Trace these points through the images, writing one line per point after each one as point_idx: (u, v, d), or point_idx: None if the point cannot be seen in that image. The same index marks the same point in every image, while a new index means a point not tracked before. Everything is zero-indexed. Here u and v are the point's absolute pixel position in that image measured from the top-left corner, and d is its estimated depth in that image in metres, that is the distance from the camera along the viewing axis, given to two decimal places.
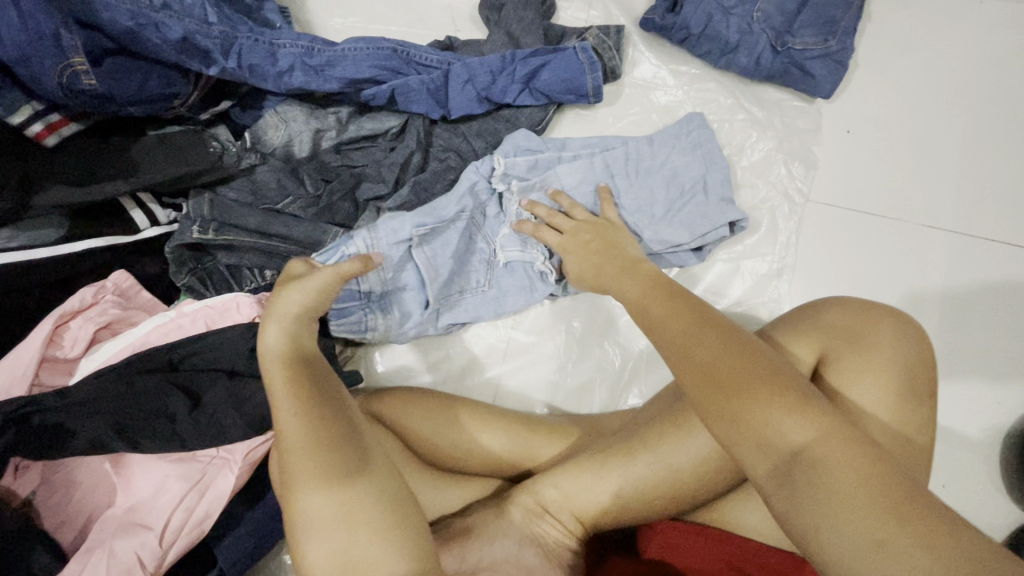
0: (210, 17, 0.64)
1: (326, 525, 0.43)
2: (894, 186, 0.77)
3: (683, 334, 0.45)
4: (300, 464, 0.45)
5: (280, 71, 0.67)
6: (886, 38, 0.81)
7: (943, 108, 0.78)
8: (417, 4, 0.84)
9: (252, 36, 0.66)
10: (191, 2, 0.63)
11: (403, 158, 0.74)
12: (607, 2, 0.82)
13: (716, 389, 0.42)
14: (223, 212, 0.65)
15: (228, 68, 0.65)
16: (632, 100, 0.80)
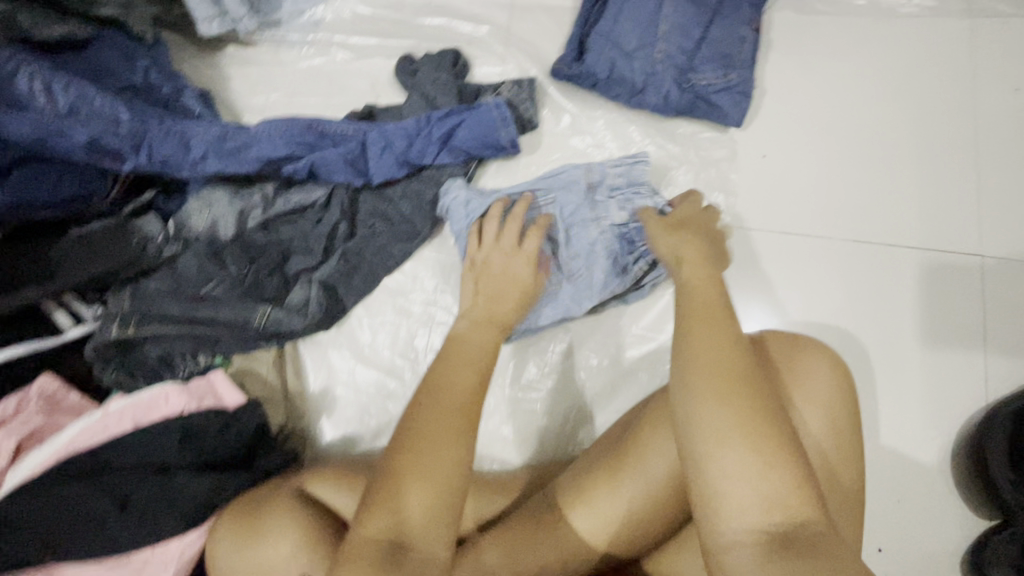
0: (120, 115, 0.65)
1: (423, 489, 0.50)
2: (816, 205, 0.79)
3: (715, 358, 0.46)
4: (436, 432, 0.53)
5: (194, 159, 0.69)
6: (791, 61, 0.83)
7: (853, 124, 0.81)
8: (335, 74, 0.86)
9: (162, 128, 0.67)
10: (100, 103, 0.65)
11: (330, 228, 0.75)
12: (518, 56, 0.84)
13: (733, 431, 0.43)
14: (142, 304, 0.67)
15: (142, 162, 0.67)
16: (552, 147, 0.81)
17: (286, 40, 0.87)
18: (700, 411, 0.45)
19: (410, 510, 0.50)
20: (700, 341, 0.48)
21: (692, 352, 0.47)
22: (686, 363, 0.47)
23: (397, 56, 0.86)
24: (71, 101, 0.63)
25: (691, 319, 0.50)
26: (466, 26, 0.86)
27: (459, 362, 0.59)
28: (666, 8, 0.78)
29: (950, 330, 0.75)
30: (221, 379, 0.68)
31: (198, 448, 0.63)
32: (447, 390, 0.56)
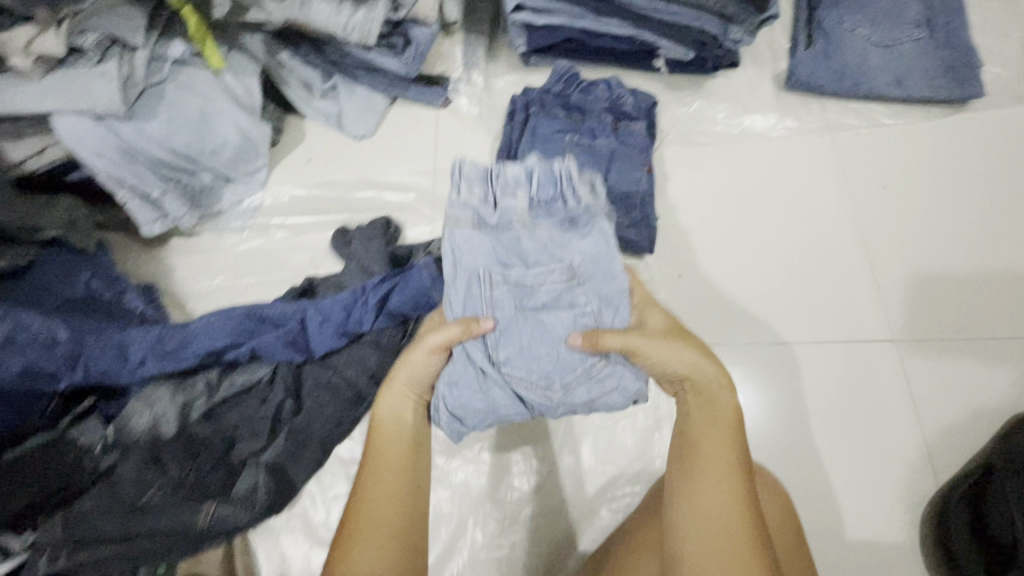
0: (59, 336, 0.67)
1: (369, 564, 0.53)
2: (754, 330, 0.83)
3: (717, 502, 0.53)
4: (368, 534, 0.55)
5: (132, 366, 0.71)
6: (689, 188, 0.92)
7: (750, 237, 0.89)
8: (276, 252, 0.92)
9: (100, 343, 0.70)
10: (38, 327, 0.66)
11: (275, 408, 0.76)
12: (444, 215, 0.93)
13: (714, 541, 0.51)
14: (77, 530, 0.63)
15: (78, 378, 0.69)
16: None
17: (228, 227, 0.94)
18: (699, 564, 0.51)
19: None
20: (704, 444, 0.57)
21: (692, 495, 0.54)
22: (693, 508, 0.53)
23: (333, 228, 0.93)
24: (5, 334, 0.64)
25: (702, 455, 0.56)
26: (394, 194, 0.95)
27: (393, 446, 0.60)
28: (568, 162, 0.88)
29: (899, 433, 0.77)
30: None
31: None
32: (374, 483, 0.57)
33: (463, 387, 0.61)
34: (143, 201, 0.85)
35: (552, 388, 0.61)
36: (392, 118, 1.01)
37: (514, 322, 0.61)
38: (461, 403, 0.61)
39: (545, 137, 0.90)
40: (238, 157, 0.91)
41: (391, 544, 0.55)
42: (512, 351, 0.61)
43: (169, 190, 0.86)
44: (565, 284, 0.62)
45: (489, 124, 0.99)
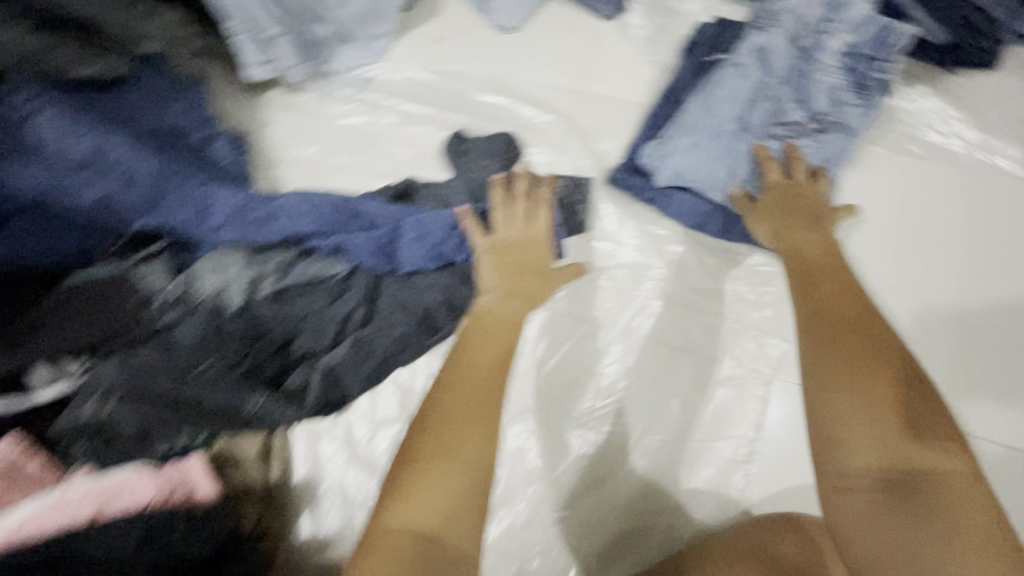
0: (139, 173, 0.62)
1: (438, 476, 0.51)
2: (879, 338, 0.71)
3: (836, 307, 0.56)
4: (460, 434, 0.53)
5: (211, 228, 0.66)
6: (875, 205, 0.75)
7: (937, 286, 0.72)
8: (381, 138, 0.81)
9: (185, 192, 0.65)
10: (121, 158, 0.61)
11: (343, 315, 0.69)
12: (575, 149, 0.78)
13: (852, 385, 0.50)
14: (129, 377, 0.61)
15: (152, 224, 0.64)
16: (598, 254, 0.74)
17: (335, 93, 0.82)
18: (840, 408, 0.49)
19: (419, 502, 0.49)
20: (835, 306, 0.56)
21: (806, 297, 0.58)
22: (815, 310, 0.57)
23: (448, 128, 0.80)
24: (89, 151, 0.60)
25: (820, 273, 0.60)
26: (527, 108, 0.80)
27: (485, 340, 0.61)
28: (742, 146, 0.67)
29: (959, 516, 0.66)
30: (199, 468, 0.61)
31: (158, 553, 0.56)
32: (474, 357, 0.59)
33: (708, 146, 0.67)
34: (252, 40, 0.73)
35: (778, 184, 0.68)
36: (548, 16, 0.84)
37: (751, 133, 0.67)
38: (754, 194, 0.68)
39: (741, 77, 0.67)
40: (365, 15, 0.80)
41: (438, 476, 0.51)
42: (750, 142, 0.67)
43: (283, 32, 0.75)
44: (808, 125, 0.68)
45: (658, 54, 0.81)
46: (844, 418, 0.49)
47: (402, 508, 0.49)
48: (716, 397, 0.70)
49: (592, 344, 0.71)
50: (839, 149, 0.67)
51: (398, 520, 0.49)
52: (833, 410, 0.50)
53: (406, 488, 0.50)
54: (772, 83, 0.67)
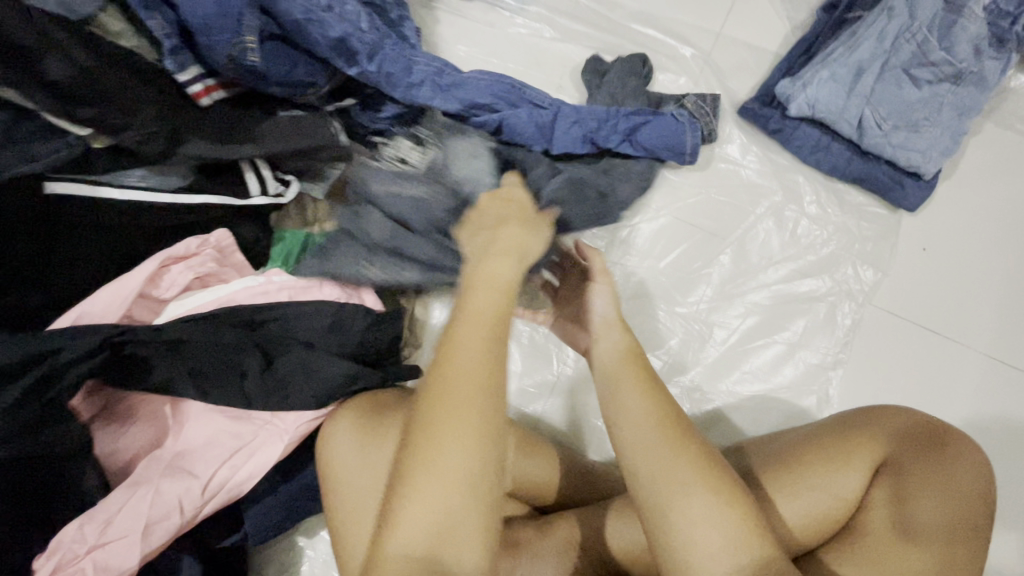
0: (363, 23, 0.71)
1: (437, 489, 0.43)
2: (930, 275, 0.79)
3: (642, 408, 0.52)
4: (452, 438, 0.44)
5: (411, 83, 0.74)
6: (974, 168, 0.83)
7: (993, 237, 0.80)
8: (536, 48, 0.91)
9: (390, 48, 0.73)
10: (351, 8, 0.70)
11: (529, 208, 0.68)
12: (710, 82, 0.87)
13: (661, 479, 0.49)
14: (359, 223, 0.72)
15: (368, 70, 0.72)
16: (720, 174, 0.83)
17: (501, 3, 0.92)
18: (687, 518, 0.47)
19: (416, 519, 0.43)
20: (622, 415, 0.53)
21: (618, 406, 0.54)
22: (621, 418, 0.53)
23: (598, 48, 0.90)
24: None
25: (621, 374, 0.56)
26: (670, 42, 0.89)
27: (473, 325, 0.48)
28: (870, 89, 0.76)
29: (998, 434, 0.74)
30: (368, 286, 0.73)
31: (339, 340, 0.67)
32: (452, 350, 0.46)
33: (834, 88, 0.77)
34: None
35: (902, 127, 0.75)
36: None
37: (884, 79, 0.76)
38: (877, 132, 0.76)
39: (884, 29, 0.76)
40: None
41: (453, 491, 0.43)
42: (879, 89, 0.76)
43: None
44: (944, 76, 0.75)
45: (797, 10, 0.90)
46: (694, 540, 0.46)
47: (394, 531, 0.43)
48: (811, 311, 0.78)
49: (704, 250, 0.80)
50: (963, 103, 0.75)
51: (399, 541, 0.43)
52: (668, 510, 0.48)
53: (410, 495, 0.43)
54: (916, 34, 0.75)
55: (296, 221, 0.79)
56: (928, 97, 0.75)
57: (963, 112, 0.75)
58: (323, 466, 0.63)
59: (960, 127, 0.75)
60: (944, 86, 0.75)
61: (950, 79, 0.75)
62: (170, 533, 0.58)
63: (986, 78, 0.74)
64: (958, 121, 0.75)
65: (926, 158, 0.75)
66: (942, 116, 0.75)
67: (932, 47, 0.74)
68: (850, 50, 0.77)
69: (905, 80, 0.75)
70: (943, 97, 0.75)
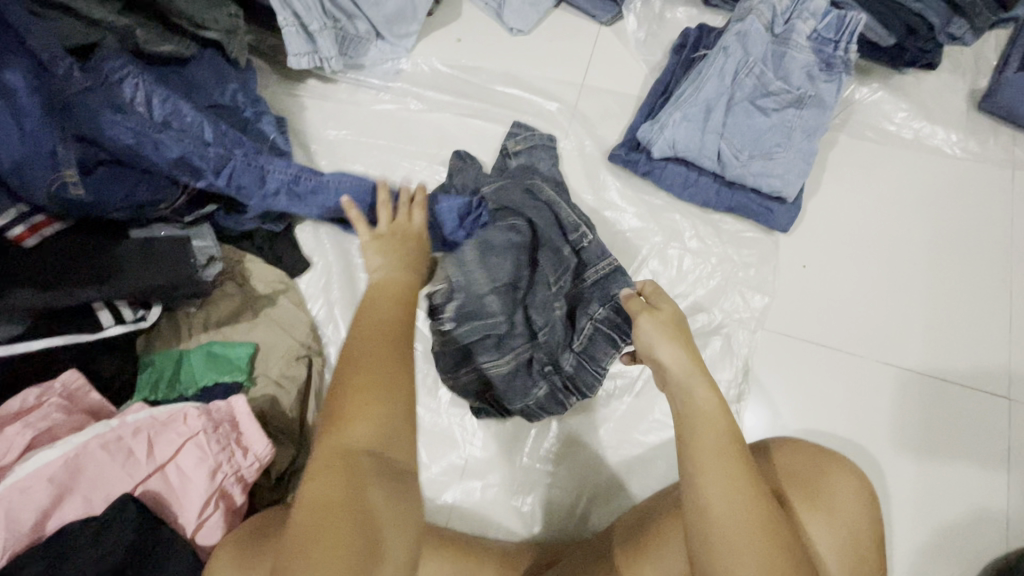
0: (207, 135, 0.69)
1: (380, 399, 0.48)
2: (847, 298, 0.81)
3: (734, 506, 0.47)
4: (381, 374, 0.49)
5: (266, 192, 0.73)
6: (840, 180, 0.86)
7: (901, 251, 0.83)
8: (406, 121, 0.90)
9: (239, 155, 0.71)
10: (191, 122, 0.68)
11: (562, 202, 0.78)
12: (580, 133, 0.88)
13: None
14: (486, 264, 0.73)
15: (217, 184, 0.70)
16: (603, 221, 0.83)
17: (366, 82, 0.92)
18: None
19: (362, 426, 0.47)
20: (713, 505, 0.47)
21: (702, 491, 0.48)
22: (707, 505, 0.47)
23: (467, 113, 0.90)
24: (169, 110, 0.67)
25: (709, 460, 0.48)
26: (536, 100, 0.91)
27: (378, 300, 0.57)
28: (723, 123, 0.79)
29: (903, 438, 0.75)
30: (243, 408, 0.65)
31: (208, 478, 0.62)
32: (367, 317, 0.55)
33: (690, 126, 0.79)
34: (299, 32, 0.82)
35: (760, 155, 0.78)
36: (553, 22, 0.95)
37: (733, 113, 0.79)
38: (736, 161, 0.78)
39: (724, 65, 0.79)
40: (393, 17, 0.89)
41: (380, 397, 0.48)
42: (731, 122, 0.79)
43: (325, 27, 0.83)
44: (786, 103, 0.78)
45: (652, 52, 0.93)
46: None
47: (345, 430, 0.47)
48: (708, 345, 0.78)
49: None
50: (810, 125, 0.78)
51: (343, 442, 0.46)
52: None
53: (345, 418, 0.47)
54: (752, 68, 0.78)
55: (167, 339, 0.74)
56: (776, 125, 0.78)
57: (810, 132, 0.78)
58: None
59: (811, 145, 0.78)
60: (787, 112, 0.78)
61: (791, 105, 0.78)
62: None
63: (823, 99, 0.78)
64: (809, 140, 0.78)
65: (789, 178, 0.77)
66: (793, 138, 0.78)
67: (769, 79, 0.79)
68: (700, 86, 0.79)
69: (752, 112, 0.79)
70: (790, 120, 0.78)
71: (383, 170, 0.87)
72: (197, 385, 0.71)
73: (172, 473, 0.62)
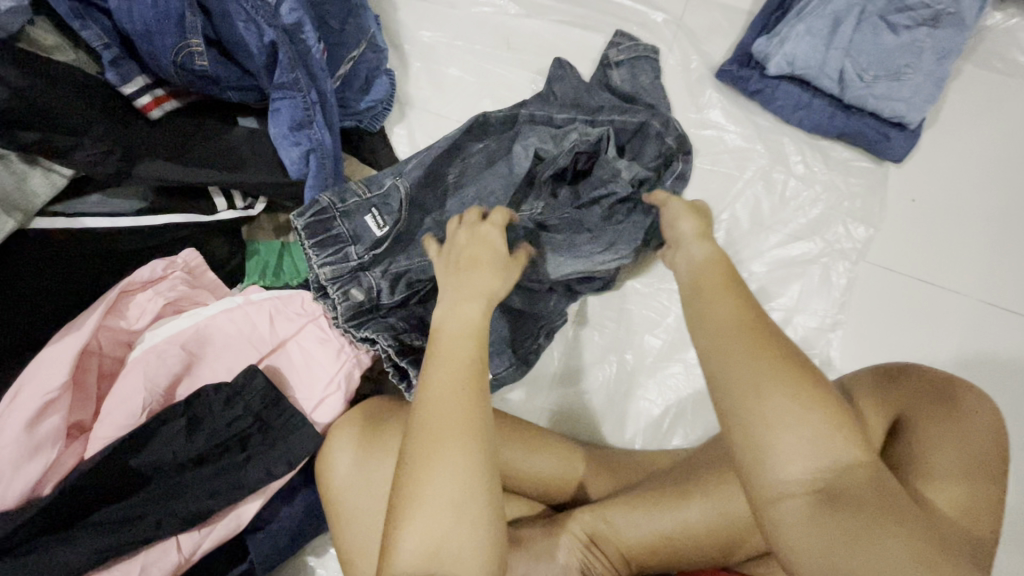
0: (313, 54, 0.66)
1: (452, 455, 0.44)
2: (956, 235, 0.78)
3: (731, 318, 0.42)
4: (445, 392, 0.46)
5: (291, 134, 0.66)
6: (958, 113, 0.81)
7: (1019, 191, 0.79)
8: (503, 25, 0.86)
9: (303, 94, 0.65)
10: (307, 36, 0.65)
11: (524, 152, 0.72)
12: (686, 47, 0.84)
13: (784, 386, 0.38)
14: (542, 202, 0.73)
15: (278, 102, 0.65)
16: (703, 140, 0.80)
17: None
18: (789, 454, 0.37)
19: (440, 475, 0.44)
20: (713, 311, 0.43)
21: (701, 310, 0.43)
22: (707, 325, 0.42)
23: (567, 21, 0.86)
24: (293, 23, 0.64)
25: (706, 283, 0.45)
26: (640, 8, 0.85)
27: (444, 362, 0.48)
28: (846, 42, 0.74)
29: (996, 374, 0.73)
30: None
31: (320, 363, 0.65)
32: (430, 403, 0.46)
33: (813, 41, 0.75)
34: None
35: (884, 76, 0.73)
36: None
37: (860, 30, 0.74)
38: (859, 82, 0.74)
39: None
40: None
41: (464, 447, 0.45)
42: (856, 38, 0.74)
43: None
44: (919, 21, 0.73)
45: None
46: (772, 445, 0.37)
47: (428, 469, 0.44)
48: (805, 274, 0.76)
49: None
50: (942, 47, 0.73)
51: (416, 505, 0.44)
52: (760, 421, 0.38)
53: (418, 463, 0.45)
54: None
55: (270, 232, 0.74)
56: (905, 46, 0.73)
57: (941, 53, 0.73)
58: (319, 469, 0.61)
59: (942, 68, 0.73)
60: (920, 30, 0.73)
61: (924, 22, 0.73)
62: (168, 572, 0.55)
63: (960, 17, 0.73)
64: (939, 62, 0.73)
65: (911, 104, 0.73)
66: (922, 59, 0.73)
67: None
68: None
69: (880, 29, 0.74)
70: (922, 39, 0.73)
71: (478, 76, 0.84)
72: (303, 277, 0.73)
73: (292, 350, 0.65)
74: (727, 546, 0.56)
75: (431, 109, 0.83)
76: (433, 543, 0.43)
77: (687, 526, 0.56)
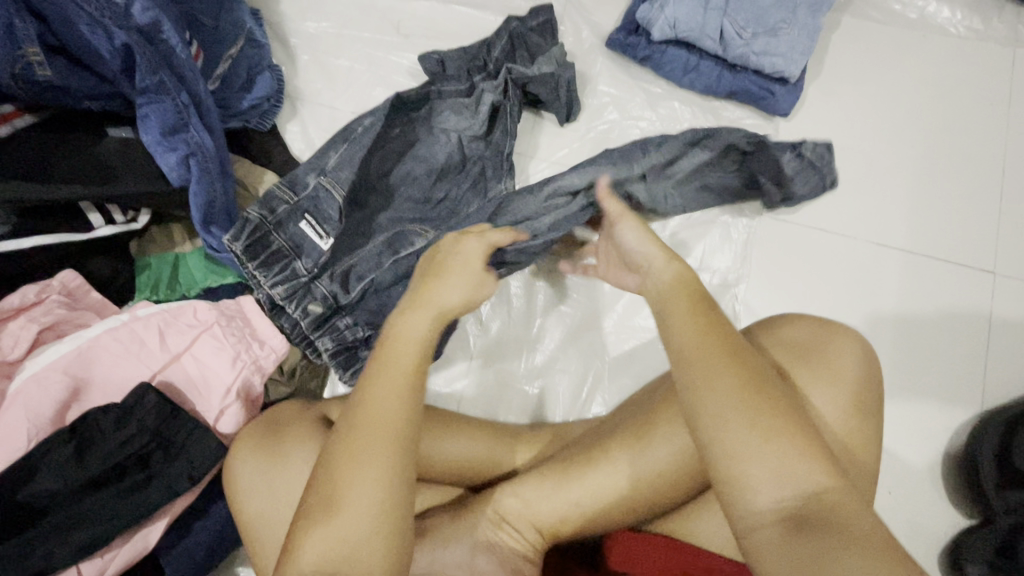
0: (178, 56, 0.62)
1: (373, 456, 0.43)
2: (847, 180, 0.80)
3: (697, 337, 0.43)
4: (377, 390, 0.45)
5: (162, 139, 0.63)
6: (840, 62, 0.84)
7: (902, 133, 0.81)
8: (390, 11, 0.84)
9: (172, 98, 0.62)
10: (168, 37, 0.61)
11: (442, 133, 0.74)
12: (575, 18, 0.84)
13: (742, 386, 0.40)
14: (467, 183, 0.74)
15: (143, 107, 0.62)
16: (598, 110, 0.81)
17: None
18: (738, 461, 0.39)
19: (363, 478, 0.43)
20: (682, 340, 0.43)
21: (672, 333, 0.44)
22: (678, 348, 0.43)
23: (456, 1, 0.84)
24: (148, 23, 0.59)
25: (673, 303, 0.46)
26: None
27: (383, 367, 0.47)
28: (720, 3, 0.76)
29: (888, 311, 0.75)
30: (253, 305, 0.67)
31: (218, 377, 0.63)
32: (367, 394, 0.45)
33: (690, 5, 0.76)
34: None
35: (761, 34, 0.75)
36: None
37: None
38: (736, 41, 0.76)
39: None
40: None
41: (389, 444, 0.44)
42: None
43: None
44: None
45: None
46: (733, 459, 0.39)
47: (352, 463, 0.43)
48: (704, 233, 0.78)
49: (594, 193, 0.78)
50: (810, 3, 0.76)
51: (337, 509, 0.42)
52: (725, 451, 0.39)
53: (343, 468, 0.43)
54: None
55: (162, 243, 0.71)
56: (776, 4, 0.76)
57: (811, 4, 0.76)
58: (228, 485, 0.58)
59: (814, 22, 0.76)
60: None
61: None
62: None
63: None
64: (809, 16, 0.76)
65: (790, 57, 0.75)
66: (792, 15, 0.76)
67: None
68: None
69: None
70: None
71: (370, 64, 0.82)
72: (198, 287, 0.70)
73: (188, 363, 0.63)
74: (627, 512, 0.57)
75: (323, 102, 0.81)
76: (343, 543, 0.42)
77: (597, 496, 0.57)
